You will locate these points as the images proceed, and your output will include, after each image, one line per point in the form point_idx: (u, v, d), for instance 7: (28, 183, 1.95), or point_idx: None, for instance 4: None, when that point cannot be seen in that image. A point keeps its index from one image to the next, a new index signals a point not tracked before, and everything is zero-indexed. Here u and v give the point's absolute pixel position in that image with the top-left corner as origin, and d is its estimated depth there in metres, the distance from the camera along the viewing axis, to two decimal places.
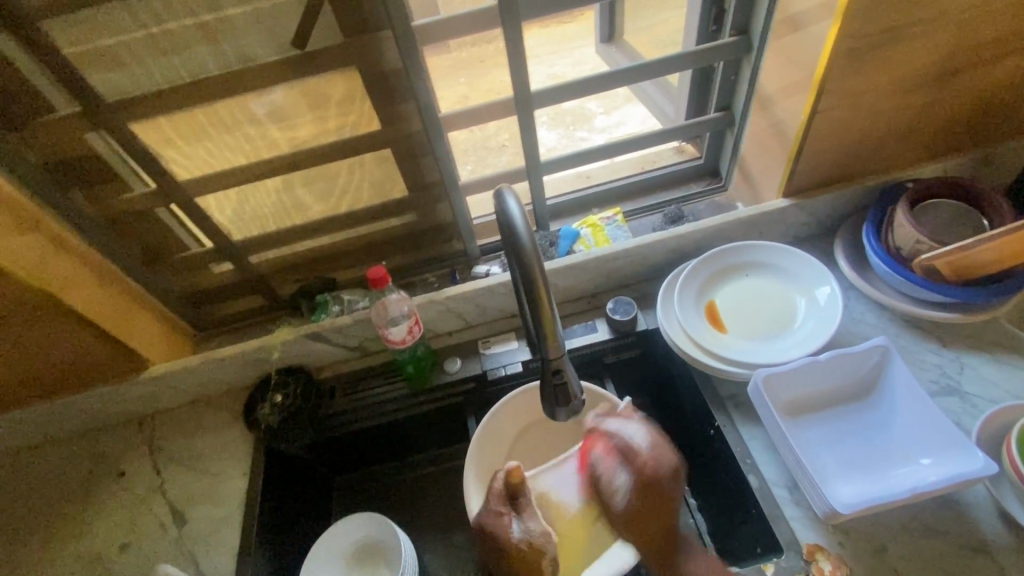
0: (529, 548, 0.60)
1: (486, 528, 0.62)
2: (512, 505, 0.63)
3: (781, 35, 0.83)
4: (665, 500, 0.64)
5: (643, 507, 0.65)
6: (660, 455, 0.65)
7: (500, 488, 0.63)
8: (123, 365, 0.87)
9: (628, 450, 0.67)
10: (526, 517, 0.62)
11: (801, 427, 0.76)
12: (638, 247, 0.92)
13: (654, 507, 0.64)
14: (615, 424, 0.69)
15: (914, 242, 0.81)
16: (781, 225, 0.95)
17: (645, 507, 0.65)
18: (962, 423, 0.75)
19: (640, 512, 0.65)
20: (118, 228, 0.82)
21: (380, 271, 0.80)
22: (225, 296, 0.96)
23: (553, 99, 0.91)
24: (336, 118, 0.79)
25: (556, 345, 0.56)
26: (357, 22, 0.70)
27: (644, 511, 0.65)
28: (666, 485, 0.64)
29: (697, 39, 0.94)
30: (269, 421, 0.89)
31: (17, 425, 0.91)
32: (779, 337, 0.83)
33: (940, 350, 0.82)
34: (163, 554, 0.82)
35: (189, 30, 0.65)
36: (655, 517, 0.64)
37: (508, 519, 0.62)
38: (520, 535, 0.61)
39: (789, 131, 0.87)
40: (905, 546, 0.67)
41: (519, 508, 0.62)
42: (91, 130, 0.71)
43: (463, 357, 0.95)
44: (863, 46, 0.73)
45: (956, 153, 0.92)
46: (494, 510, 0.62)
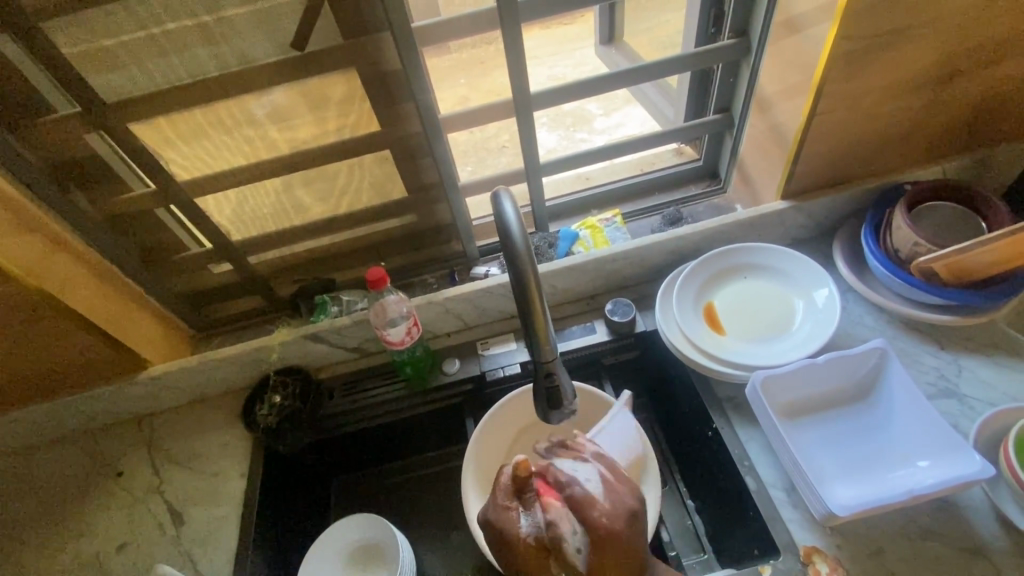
0: (535, 547, 0.50)
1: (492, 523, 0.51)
2: (523, 499, 0.52)
3: (780, 37, 0.84)
4: (620, 553, 0.50)
5: (603, 563, 0.49)
6: (612, 504, 0.51)
7: (507, 481, 0.53)
8: (121, 365, 0.87)
9: (574, 498, 0.51)
10: (539, 514, 0.51)
11: (799, 428, 0.76)
12: (637, 249, 0.92)
13: (614, 560, 0.50)
14: (567, 465, 0.54)
15: (912, 244, 0.81)
16: (780, 227, 0.95)
17: (608, 557, 0.49)
18: (960, 425, 0.75)
19: (606, 562, 0.49)
20: (117, 228, 0.82)
21: (378, 271, 0.80)
22: (224, 296, 0.97)
23: (552, 101, 0.91)
24: (336, 119, 0.79)
25: (549, 347, 0.56)
26: (357, 24, 0.70)
27: (609, 565, 0.50)
28: (620, 537, 0.50)
29: (696, 41, 0.94)
30: (268, 421, 0.88)
31: (15, 424, 0.91)
32: (777, 339, 0.83)
33: (938, 353, 0.82)
34: (161, 554, 0.82)
35: (188, 31, 0.66)
36: (619, 571, 0.50)
37: (516, 515, 0.51)
38: (531, 535, 0.50)
39: (788, 134, 0.87)
40: (903, 549, 0.67)
41: (531, 505, 0.51)
42: (90, 130, 0.71)
43: (462, 358, 0.95)
44: (861, 49, 0.74)
45: (954, 156, 0.92)
46: (502, 505, 0.51)
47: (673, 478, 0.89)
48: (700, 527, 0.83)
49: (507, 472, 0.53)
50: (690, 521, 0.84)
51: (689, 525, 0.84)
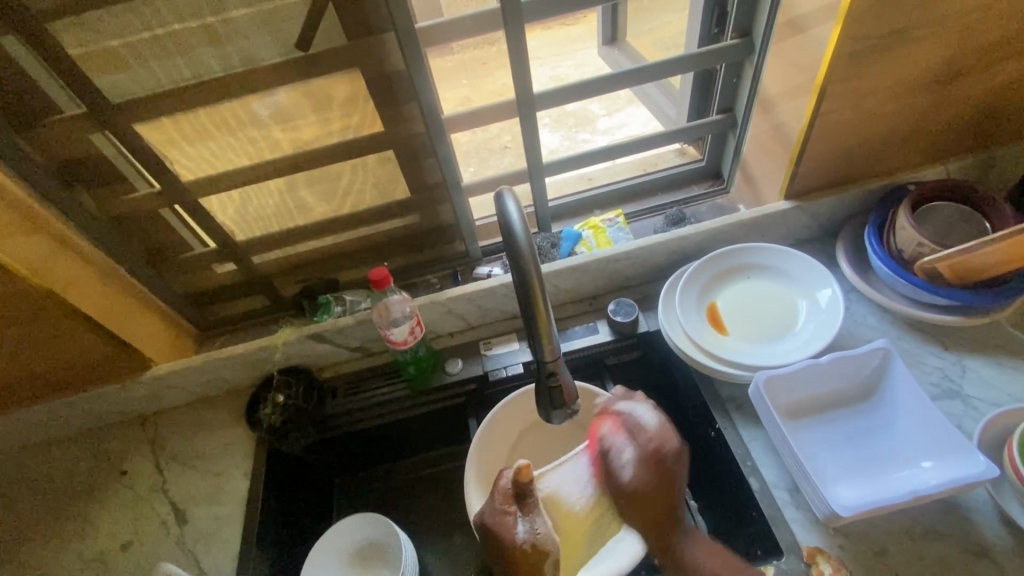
0: (531, 549, 0.59)
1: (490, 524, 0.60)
2: (520, 504, 0.61)
3: (783, 38, 0.83)
4: (667, 487, 0.64)
5: (647, 491, 0.64)
6: (663, 439, 0.66)
7: (506, 486, 0.62)
8: (126, 364, 0.88)
9: (634, 430, 0.67)
10: (532, 515, 0.60)
11: (802, 429, 0.76)
12: (639, 250, 0.92)
13: (652, 499, 0.64)
14: (613, 431, 0.68)
15: (916, 244, 0.81)
16: (783, 227, 0.95)
17: (651, 493, 0.64)
18: (964, 426, 0.75)
19: (640, 499, 0.64)
20: (122, 228, 0.82)
21: (382, 271, 0.80)
22: (227, 296, 0.97)
23: (555, 101, 0.91)
24: (339, 120, 0.80)
25: (551, 346, 0.56)
26: (361, 24, 0.71)
27: (648, 505, 0.64)
28: (662, 478, 0.64)
29: (699, 41, 0.94)
30: (272, 420, 0.89)
31: (20, 423, 0.92)
32: (780, 339, 0.83)
33: (942, 354, 0.81)
34: (165, 553, 0.83)
35: (193, 32, 0.66)
36: (655, 514, 0.64)
37: (513, 519, 0.60)
38: (525, 534, 0.59)
39: (791, 134, 0.87)
40: (906, 550, 0.67)
41: (525, 507, 0.61)
42: (96, 130, 0.71)
43: (465, 358, 0.95)
44: (864, 49, 0.74)
45: (958, 156, 0.92)
46: (500, 508, 0.61)
47: None
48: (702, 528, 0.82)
49: (507, 477, 0.62)
50: None
51: None
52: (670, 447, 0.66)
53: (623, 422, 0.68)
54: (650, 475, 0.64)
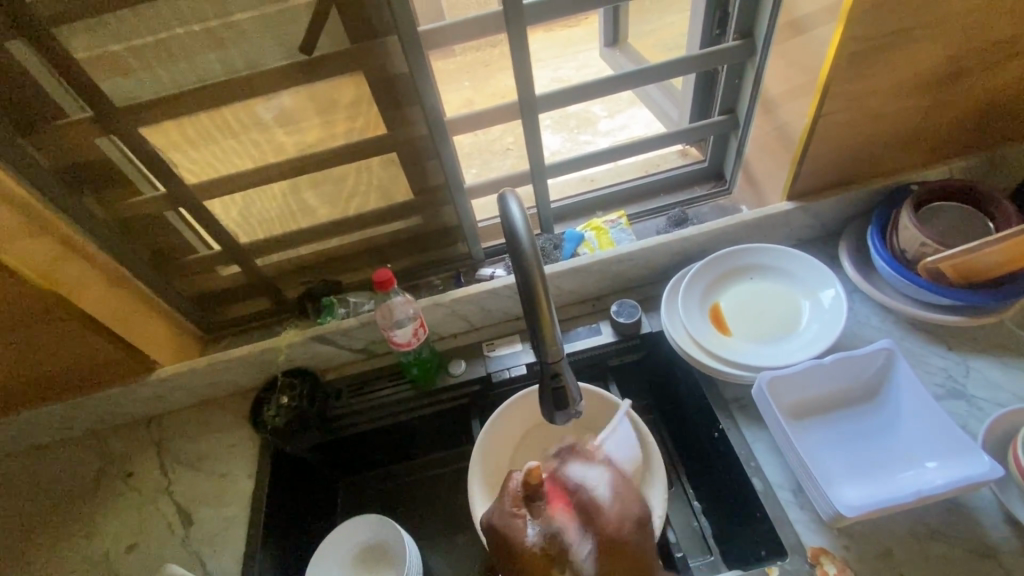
0: (542, 556, 0.50)
1: (497, 528, 0.53)
2: (530, 508, 0.53)
3: (785, 38, 0.84)
4: (642, 547, 0.52)
5: (618, 561, 0.51)
6: (627, 508, 0.53)
7: (517, 489, 0.55)
8: (131, 367, 0.88)
9: (591, 504, 0.53)
10: (547, 519, 0.52)
11: (806, 429, 0.76)
12: (642, 250, 0.92)
13: (626, 572, 0.50)
14: (577, 470, 0.56)
15: (919, 244, 0.81)
16: (786, 228, 0.95)
17: (619, 560, 0.50)
18: (968, 426, 0.74)
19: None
20: (127, 230, 0.83)
21: (385, 273, 0.80)
22: (231, 298, 0.97)
23: (556, 103, 0.92)
24: (343, 122, 0.80)
25: (555, 347, 0.56)
26: (364, 27, 0.71)
27: (621, 570, 0.50)
28: (634, 541, 0.51)
29: (701, 43, 0.94)
30: (276, 423, 0.88)
31: (27, 425, 0.92)
32: (784, 340, 0.83)
33: (946, 354, 0.81)
34: (170, 554, 0.83)
35: (198, 37, 0.66)
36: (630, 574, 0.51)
37: (523, 522, 0.52)
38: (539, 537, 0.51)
39: (793, 135, 0.87)
40: (910, 550, 0.67)
41: (540, 511, 0.53)
42: (102, 134, 0.72)
43: (468, 359, 0.95)
44: (866, 50, 0.74)
45: (962, 155, 0.92)
46: (509, 511, 0.53)
47: (679, 479, 0.89)
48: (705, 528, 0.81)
49: (518, 477, 0.55)
50: (698, 523, 0.83)
51: (695, 527, 0.83)
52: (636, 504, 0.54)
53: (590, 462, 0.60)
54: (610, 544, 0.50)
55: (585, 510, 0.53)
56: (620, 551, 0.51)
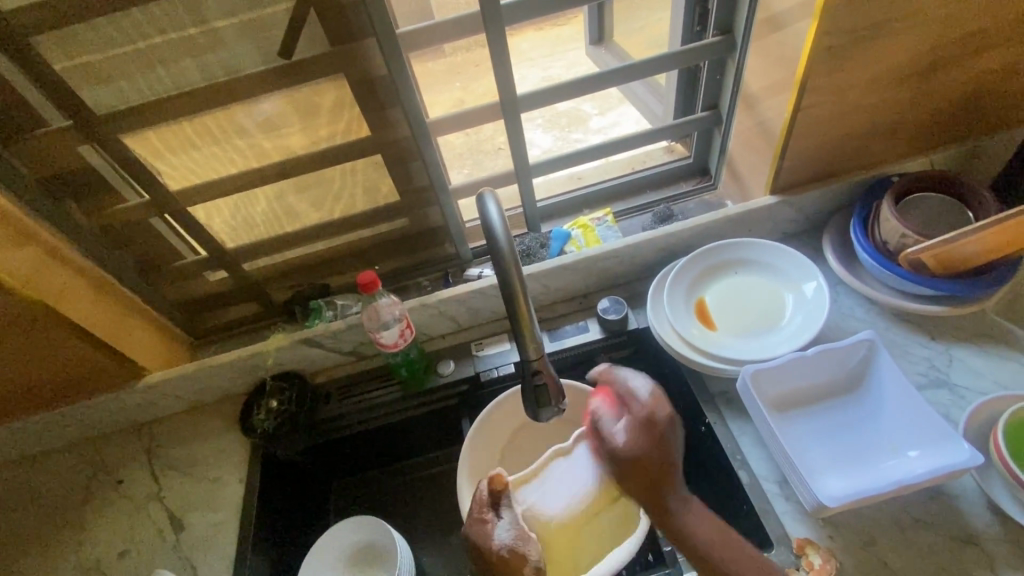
0: (510, 555, 0.61)
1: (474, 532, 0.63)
2: (496, 509, 0.65)
3: (763, 34, 0.84)
4: (654, 457, 0.63)
5: (640, 464, 0.64)
6: (656, 410, 0.63)
7: (482, 495, 0.66)
8: (119, 374, 0.88)
9: (627, 400, 0.66)
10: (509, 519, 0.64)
11: (790, 421, 0.76)
12: (627, 247, 0.92)
13: (637, 473, 0.64)
14: (623, 373, 0.67)
15: (900, 236, 0.81)
16: (769, 222, 0.96)
17: (641, 461, 0.63)
18: (950, 415, 0.75)
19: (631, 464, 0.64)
20: (112, 238, 0.83)
21: (369, 275, 0.81)
22: (220, 303, 0.98)
23: (541, 101, 0.92)
24: (325, 126, 0.80)
25: (535, 345, 0.57)
26: (343, 31, 0.71)
27: (642, 475, 0.63)
28: (656, 462, 0.62)
29: (682, 39, 0.95)
30: (265, 426, 0.89)
31: (17, 434, 0.92)
32: (768, 333, 0.84)
33: (928, 343, 0.82)
34: (162, 559, 0.83)
35: (175, 44, 0.67)
36: (649, 484, 0.63)
37: (492, 524, 0.64)
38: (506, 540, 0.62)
39: (774, 129, 0.87)
40: (895, 539, 0.67)
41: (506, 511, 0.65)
42: (82, 142, 0.72)
43: (457, 359, 0.96)
44: (842, 44, 0.74)
45: (942, 147, 0.93)
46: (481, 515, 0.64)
47: None
48: None
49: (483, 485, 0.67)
50: None
51: None
52: (661, 427, 0.63)
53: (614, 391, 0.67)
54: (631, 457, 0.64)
55: (621, 401, 0.67)
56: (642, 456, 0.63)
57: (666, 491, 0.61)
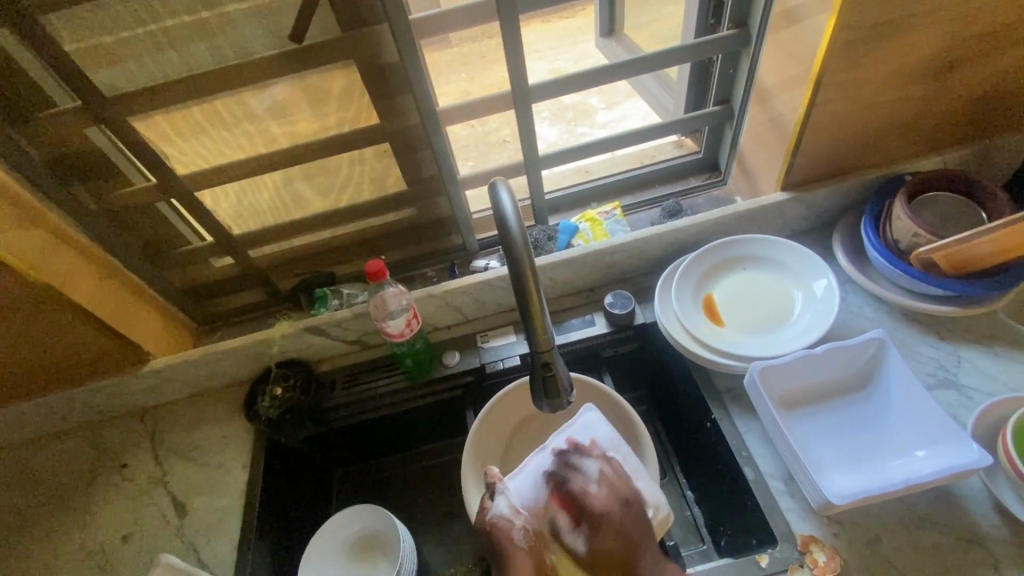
0: (499, 523, 0.64)
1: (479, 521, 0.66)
2: (490, 496, 0.67)
3: (779, 28, 0.83)
4: (622, 552, 0.64)
5: (603, 561, 0.64)
6: (610, 505, 0.66)
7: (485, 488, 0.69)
8: (124, 358, 0.88)
9: (582, 497, 0.67)
10: (503, 501, 0.66)
11: (796, 419, 0.76)
12: (636, 241, 0.92)
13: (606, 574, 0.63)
14: (580, 461, 0.70)
15: (913, 235, 0.81)
16: (779, 219, 0.95)
17: (602, 566, 0.64)
18: (958, 416, 0.75)
19: (600, 566, 0.64)
20: (118, 221, 0.82)
21: (378, 264, 0.80)
22: (224, 290, 0.97)
23: (552, 92, 0.91)
24: (335, 113, 0.80)
25: (546, 337, 0.56)
26: (355, 16, 0.71)
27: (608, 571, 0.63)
28: (620, 552, 0.64)
29: (696, 33, 0.94)
30: (269, 413, 0.89)
31: (21, 416, 0.92)
32: (776, 330, 0.83)
33: (938, 344, 0.82)
34: (165, 544, 0.83)
35: (187, 27, 0.66)
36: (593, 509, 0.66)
37: (489, 506, 0.66)
38: (505, 513, 0.65)
39: (787, 125, 0.87)
40: (900, 538, 0.67)
41: (499, 496, 0.66)
42: (90, 124, 0.71)
43: (462, 350, 0.95)
44: (860, 39, 0.73)
45: (957, 145, 0.92)
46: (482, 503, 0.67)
47: (672, 469, 0.91)
48: (700, 519, 0.84)
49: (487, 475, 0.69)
50: (690, 512, 0.85)
51: (689, 516, 0.85)
52: (619, 515, 0.66)
53: (571, 485, 0.68)
54: (594, 560, 0.64)
55: (577, 503, 0.67)
56: (606, 557, 0.64)
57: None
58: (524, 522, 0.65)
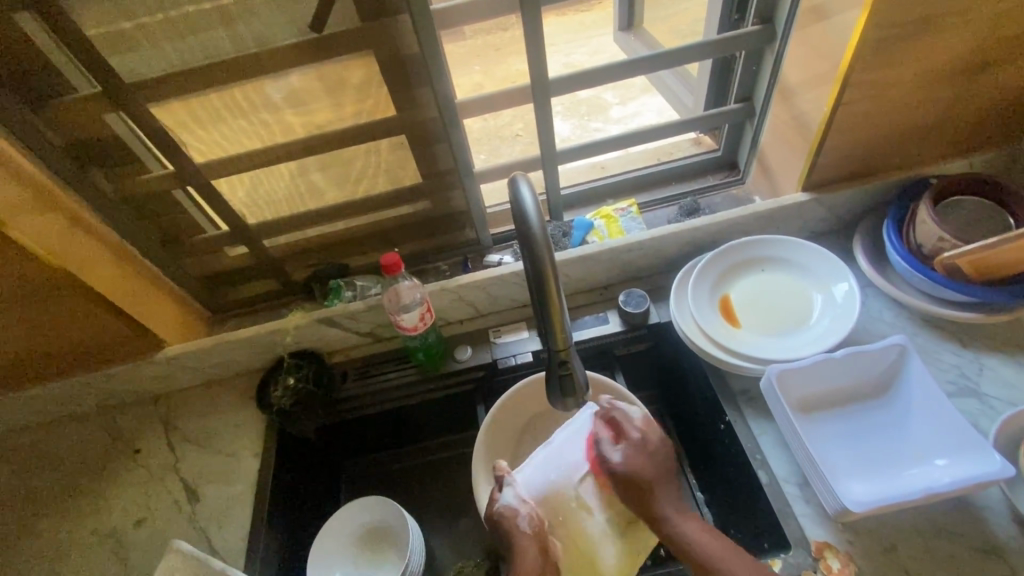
0: (504, 512, 0.66)
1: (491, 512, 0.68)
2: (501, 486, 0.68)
3: (805, 25, 0.81)
4: (652, 472, 0.63)
5: (635, 479, 0.63)
6: (648, 434, 0.66)
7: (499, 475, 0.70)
8: (139, 345, 0.89)
9: (621, 428, 0.66)
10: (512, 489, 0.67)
11: (812, 423, 0.75)
12: (653, 239, 0.91)
13: (636, 496, 0.63)
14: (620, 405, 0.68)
15: (937, 239, 0.79)
16: (799, 220, 0.94)
17: (630, 482, 0.63)
18: (979, 425, 0.73)
19: (631, 482, 0.63)
20: (135, 208, 0.83)
21: (393, 257, 0.80)
22: (238, 279, 0.97)
23: (570, 86, 0.90)
24: (352, 103, 0.79)
25: (563, 335, 0.56)
26: (376, 5, 0.70)
27: (632, 491, 0.63)
28: (651, 470, 0.63)
29: (719, 29, 0.92)
30: (281, 404, 0.89)
31: (37, 399, 0.93)
32: (794, 333, 0.82)
33: (959, 351, 0.80)
34: (177, 530, 0.84)
35: (207, 14, 0.66)
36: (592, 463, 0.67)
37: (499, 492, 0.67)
38: (512, 503, 0.66)
39: (811, 124, 0.85)
40: (916, 547, 0.66)
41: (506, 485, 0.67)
42: (110, 110, 0.71)
43: (474, 345, 0.95)
44: (890, 38, 0.72)
45: (984, 148, 0.90)
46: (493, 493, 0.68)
47: (683, 469, 0.90)
48: (710, 521, 0.83)
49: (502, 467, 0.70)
50: (701, 514, 0.84)
51: (699, 518, 0.83)
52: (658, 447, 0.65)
53: (613, 415, 0.67)
54: (624, 473, 0.63)
55: (618, 426, 0.66)
56: (634, 476, 0.63)
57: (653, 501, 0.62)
58: (531, 511, 0.65)
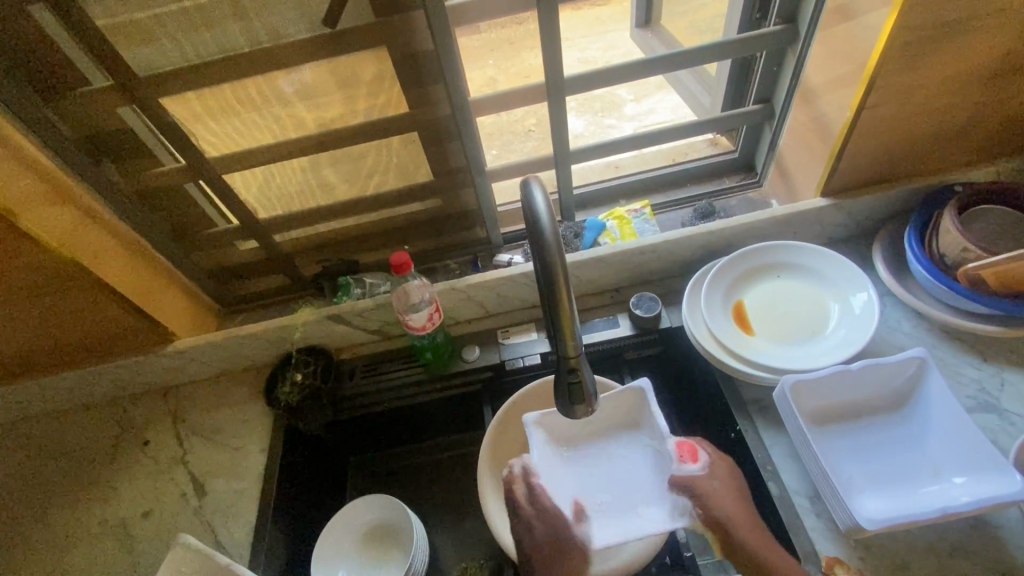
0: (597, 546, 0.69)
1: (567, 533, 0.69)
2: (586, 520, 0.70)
3: (830, 25, 0.79)
4: (737, 491, 0.68)
5: (722, 495, 0.67)
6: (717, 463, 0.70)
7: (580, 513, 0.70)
8: (149, 337, 0.89)
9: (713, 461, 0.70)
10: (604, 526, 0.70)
11: (826, 435, 0.74)
12: (666, 242, 0.89)
13: (736, 512, 0.66)
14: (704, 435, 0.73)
15: (962, 249, 0.77)
16: (817, 226, 0.91)
17: (723, 499, 0.67)
18: (999, 441, 0.71)
19: (724, 495, 0.67)
20: (147, 201, 0.83)
21: (403, 256, 0.79)
22: (249, 273, 0.97)
23: (586, 84, 0.88)
24: (364, 99, 0.78)
25: (573, 342, 0.55)
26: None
27: (725, 508, 0.66)
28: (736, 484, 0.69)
29: (740, 27, 0.90)
30: (290, 399, 0.89)
31: (50, 389, 0.94)
32: (809, 342, 0.80)
33: (980, 365, 0.78)
34: (184, 522, 0.85)
35: (220, 5, 0.65)
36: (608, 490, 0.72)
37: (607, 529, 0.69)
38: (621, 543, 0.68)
39: (833, 127, 0.83)
40: (930, 566, 0.65)
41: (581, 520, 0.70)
42: (124, 103, 0.71)
43: (482, 345, 0.94)
44: (919, 39, 0.69)
45: (1014, 155, 0.87)
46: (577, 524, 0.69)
47: None
48: None
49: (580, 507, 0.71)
50: None
51: None
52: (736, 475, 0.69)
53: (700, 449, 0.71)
54: (717, 491, 0.67)
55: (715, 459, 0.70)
56: (724, 494, 0.67)
57: (741, 525, 0.65)
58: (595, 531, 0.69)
